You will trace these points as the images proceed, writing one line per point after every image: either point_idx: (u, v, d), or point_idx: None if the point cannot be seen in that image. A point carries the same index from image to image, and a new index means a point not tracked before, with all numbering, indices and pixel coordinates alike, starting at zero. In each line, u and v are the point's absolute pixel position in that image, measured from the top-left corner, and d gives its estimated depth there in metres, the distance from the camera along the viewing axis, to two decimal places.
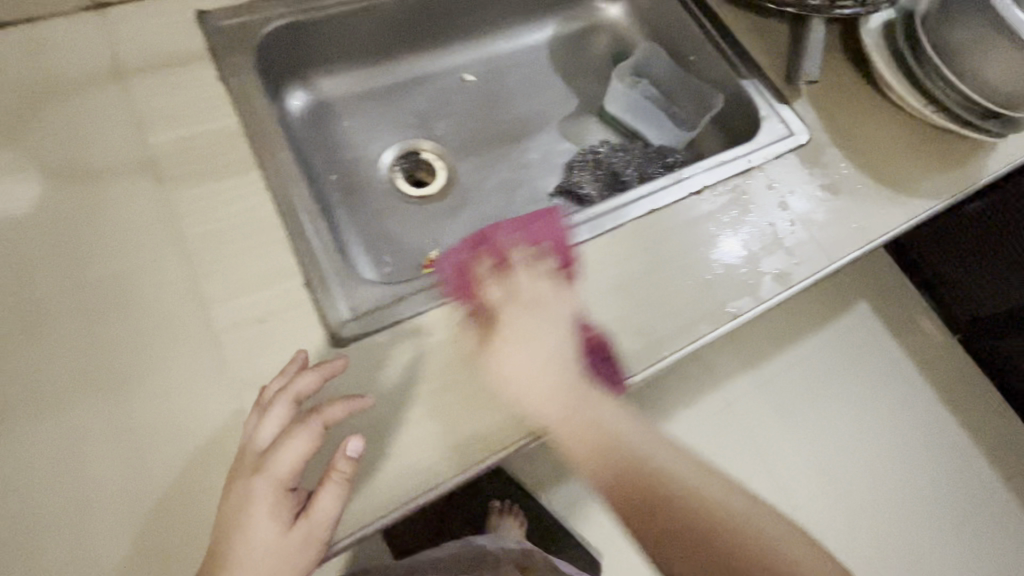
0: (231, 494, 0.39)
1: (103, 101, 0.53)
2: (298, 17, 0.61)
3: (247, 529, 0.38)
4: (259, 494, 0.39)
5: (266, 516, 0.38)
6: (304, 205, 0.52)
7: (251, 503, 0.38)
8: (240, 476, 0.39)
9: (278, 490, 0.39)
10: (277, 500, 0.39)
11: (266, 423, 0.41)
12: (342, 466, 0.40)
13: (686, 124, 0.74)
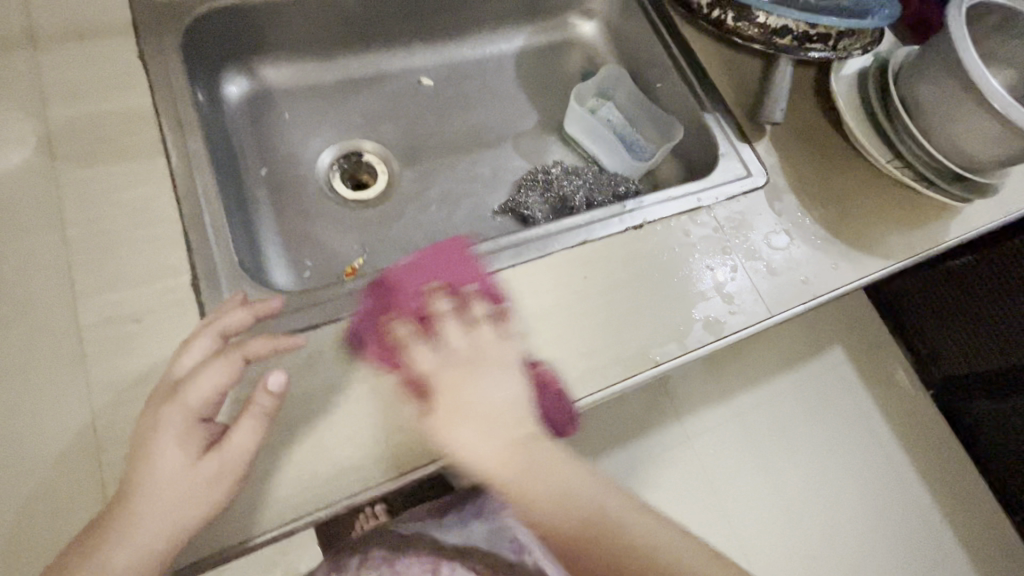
0: (145, 422, 0.38)
1: (5, 66, 0.49)
2: (239, 0, 0.58)
3: (154, 453, 0.37)
4: (174, 419, 0.37)
5: (180, 442, 0.37)
6: (207, 199, 0.49)
7: (156, 427, 0.37)
8: (158, 403, 0.38)
9: (189, 419, 0.38)
10: (189, 427, 0.37)
11: (188, 354, 0.40)
12: (261, 399, 0.39)
13: (643, 153, 0.73)
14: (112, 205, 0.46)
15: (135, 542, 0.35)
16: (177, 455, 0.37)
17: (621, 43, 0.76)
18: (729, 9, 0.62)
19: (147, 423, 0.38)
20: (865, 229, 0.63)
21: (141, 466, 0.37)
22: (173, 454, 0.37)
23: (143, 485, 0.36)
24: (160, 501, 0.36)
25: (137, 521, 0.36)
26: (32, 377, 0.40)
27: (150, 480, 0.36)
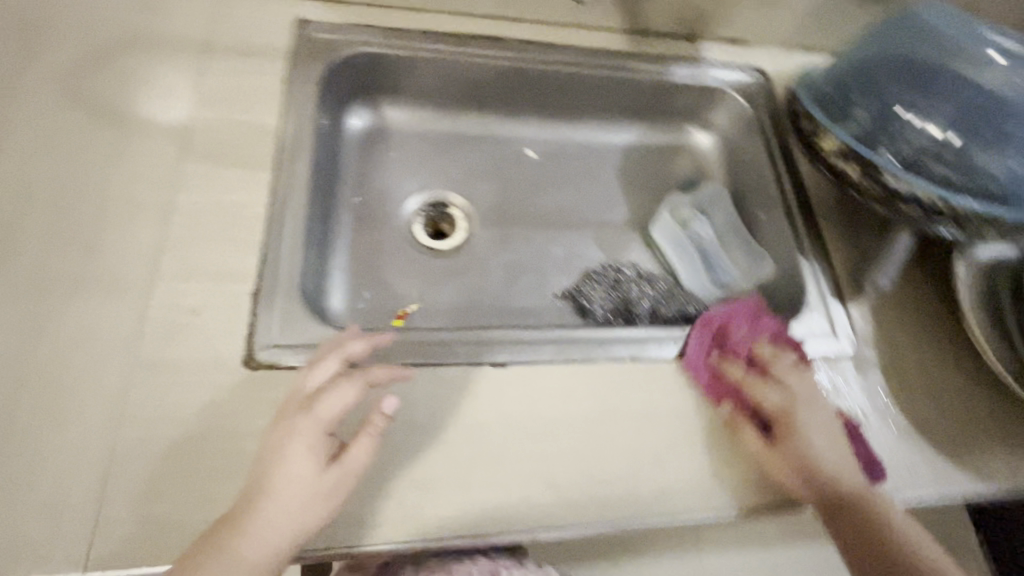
0: (277, 430, 0.41)
1: (177, 65, 0.57)
2: (384, 49, 0.64)
3: (286, 459, 0.39)
4: (304, 427, 0.40)
5: (310, 450, 0.40)
6: (295, 217, 0.52)
7: (288, 434, 0.40)
8: (292, 414, 0.41)
9: (320, 430, 0.40)
10: (318, 437, 0.40)
11: (315, 373, 0.44)
12: (377, 420, 0.42)
13: (725, 274, 0.67)
14: (214, 204, 0.51)
15: (254, 541, 0.37)
16: (307, 463, 0.39)
17: (732, 163, 0.75)
18: (857, 163, 0.58)
19: (278, 431, 0.41)
20: (962, 432, 0.55)
21: (274, 472, 0.39)
22: (301, 462, 0.39)
23: (273, 487, 0.38)
24: (286, 501, 0.38)
25: (260, 520, 0.37)
26: (92, 341, 0.44)
27: (279, 485, 0.38)
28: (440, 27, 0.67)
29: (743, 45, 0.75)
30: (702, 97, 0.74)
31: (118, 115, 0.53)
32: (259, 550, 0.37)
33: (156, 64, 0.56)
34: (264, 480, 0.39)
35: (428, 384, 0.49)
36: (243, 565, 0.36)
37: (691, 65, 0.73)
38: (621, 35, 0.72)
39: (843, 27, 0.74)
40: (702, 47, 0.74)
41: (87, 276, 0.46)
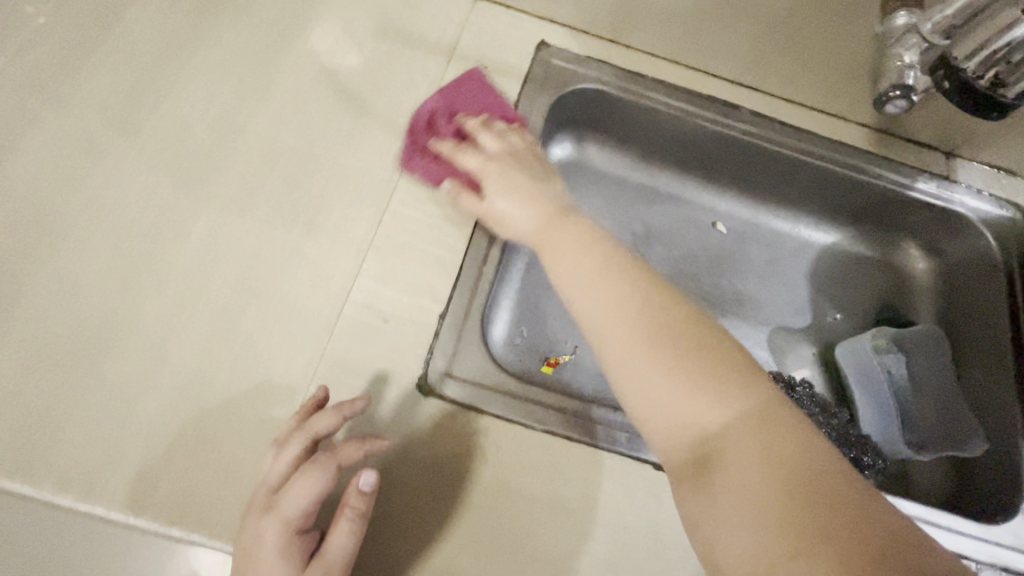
0: (240, 539, 0.38)
1: (421, 65, 0.58)
2: (615, 91, 0.61)
3: (261, 565, 0.37)
4: (270, 534, 0.37)
5: (280, 562, 0.37)
6: (494, 245, 0.51)
7: (254, 539, 0.37)
8: (253, 515, 0.38)
9: (287, 537, 0.37)
10: (288, 537, 0.37)
11: (280, 461, 0.39)
12: (354, 501, 0.38)
13: (916, 431, 0.59)
14: (424, 212, 0.51)
15: None
16: (283, 567, 0.37)
17: (951, 304, 0.65)
18: None
19: (245, 538, 0.38)
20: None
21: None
22: (271, 564, 0.37)
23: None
24: None
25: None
26: (292, 320, 0.45)
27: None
28: (676, 80, 0.63)
29: (1008, 176, 0.65)
30: (940, 222, 0.65)
31: (359, 103, 0.55)
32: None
33: (403, 60, 0.58)
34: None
35: (582, 462, 0.46)
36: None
37: (939, 184, 0.63)
38: (868, 130, 0.64)
39: None
40: (957, 167, 0.65)
41: (302, 255, 0.48)
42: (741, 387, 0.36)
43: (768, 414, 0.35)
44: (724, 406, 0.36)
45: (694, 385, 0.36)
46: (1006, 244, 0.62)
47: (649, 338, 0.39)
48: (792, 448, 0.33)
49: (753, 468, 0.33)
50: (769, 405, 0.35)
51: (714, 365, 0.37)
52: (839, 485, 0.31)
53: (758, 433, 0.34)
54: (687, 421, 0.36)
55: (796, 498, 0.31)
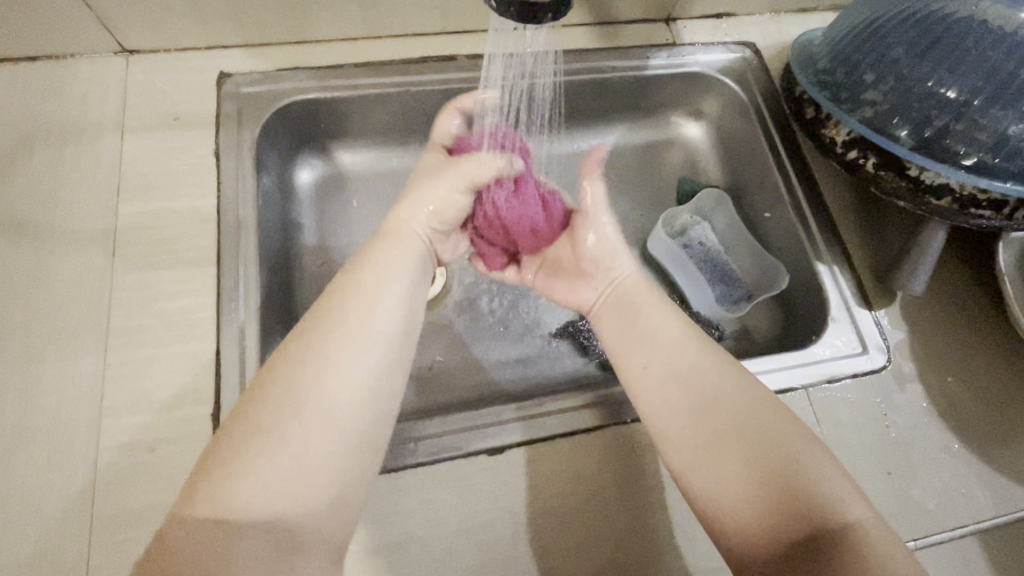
0: (319, 337, 0.34)
1: (95, 154, 0.51)
2: (319, 93, 0.56)
3: (346, 368, 0.33)
4: (358, 331, 0.35)
5: (365, 346, 0.34)
6: (247, 312, 0.47)
7: (328, 342, 0.34)
8: (342, 301, 0.35)
9: (375, 339, 0.35)
10: (374, 339, 0.35)
11: (371, 272, 0.38)
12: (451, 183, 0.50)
13: (738, 287, 0.62)
14: (156, 314, 0.46)
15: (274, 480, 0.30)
16: (368, 366, 0.34)
17: (728, 157, 0.67)
18: (873, 154, 0.51)
19: (326, 338, 0.34)
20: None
21: (314, 388, 0.32)
22: (359, 359, 0.34)
23: (308, 416, 0.32)
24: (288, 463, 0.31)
25: (261, 485, 0.30)
26: (40, 503, 0.39)
27: (331, 419, 0.32)
28: (383, 56, 0.59)
29: (728, 19, 0.66)
30: (689, 86, 0.65)
31: (35, 226, 0.47)
32: (265, 505, 0.30)
33: (69, 156, 0.50)
34: (291, 398, 0.32)
35: (420, 488, 0.44)
36: (248, 523, 0.29)
37: (671, 53, 0.63)
38: (588, 28, 0.63)
39: None
40: (682, 29, 0.65)
41: (28, 426, 0.41)
42: (720, 392, 0.36)
43: (716, 415, 0.35)
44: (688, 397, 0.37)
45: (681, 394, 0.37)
46: (747, 84, 0.63)
47: (712, 414, 0.35)
48: (733, 440, 0.34)
49: (711, 432, 0.35)
50: (729, 399, 0.36)
51: (700, 389, 0.37)
52: (790, 468, 0.33)
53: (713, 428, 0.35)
54: (666, 399, 0.38)
55: (753, 476, 0.33)
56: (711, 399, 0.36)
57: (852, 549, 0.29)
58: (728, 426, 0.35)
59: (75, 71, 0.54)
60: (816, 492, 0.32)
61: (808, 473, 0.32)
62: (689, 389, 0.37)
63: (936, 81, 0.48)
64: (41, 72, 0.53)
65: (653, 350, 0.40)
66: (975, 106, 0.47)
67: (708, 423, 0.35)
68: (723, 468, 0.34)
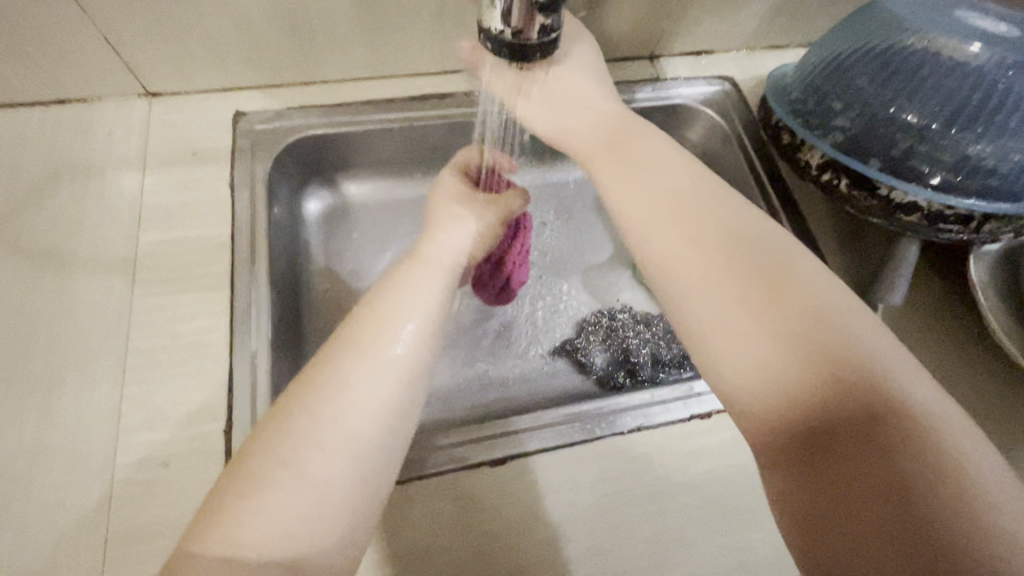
0: (341, 368, 0.36)
1: (118, 187, 0.55)
2: (328, 128, 0.60)
3: (360, 393, 0.35)
4: (371, 362, 0.36)
5: (383, 373, 0.36)
6: (259, 332, 0.49)
7: (344, 371, 0.36)
8: (361, 332, 0.38)
9: (393, 365, 0.37)
10: (398, 370, 0.37)
11: (392, 303, 0.40)
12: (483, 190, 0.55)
13: None
14: (172, 335, 0.48)
15: (288, 510, 0.31)
16: (383, 394, 0.35)
17: None
18: (845, 175, 0.54)
19: (346, 368, 0.36)
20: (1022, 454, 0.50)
21: (335, 413, 0.34)
22: (375, 388, 0.35)
23: (315, 441, 0.33)
24: (303, 491, 0.31)
25: (269, 515, 0.30)
26: (56, 517, 0.41)
27: (339, 444, 0.33)
28: (387, 94, 0.63)
29: (707, 56, 0.71)
30: (673, 117, 0.70)
31: (61, 254, 0.50)
32: (275, 534, 0.30)
33: (93, 190, 0.54)
34: (300, 431, 0.33)
35: (424, 501, 0.45)
36: (255, 561, 0.29)
37: (655, 87, 0.68)
38: None
39: (806, 21, 0.70)
40: (664, 66, 0.70)
41: (47, 443, 0.43)
42: (817, 313, 0.33)
43: (810, 336, 0.32)
44: (772, 323, 0.34)
45: (774, 306, 0.34)
46: (727, 115, 0.68)
47: (802, 333, 0.33)
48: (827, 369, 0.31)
49: (794, 351, 0.32)
50: (829, 329, 0.33)
51: (793, 307, 0.34)
52: (888, 411, 0.29)
53: (802, 349, 0.32)
54: (745, 310, 0.35)
55: (832, 405, 0.30)
56: (812, 322, 0.33)
57: (942, 492, 0.27)
58: (826, 353, 0.32)
59: (101, 113, 0.58)
60: (910, 434, 0.28)
61: (916, 415, 0.29)
62: (784, 310, 0.34)
63: (896, 107, 0.52)
64: (70, 113, 0.57)
65: (734, 262, 0.37)
66: (934, 128, 0.51)
67: (805, 339, 0.32)
68: (810, 391, 0.31)
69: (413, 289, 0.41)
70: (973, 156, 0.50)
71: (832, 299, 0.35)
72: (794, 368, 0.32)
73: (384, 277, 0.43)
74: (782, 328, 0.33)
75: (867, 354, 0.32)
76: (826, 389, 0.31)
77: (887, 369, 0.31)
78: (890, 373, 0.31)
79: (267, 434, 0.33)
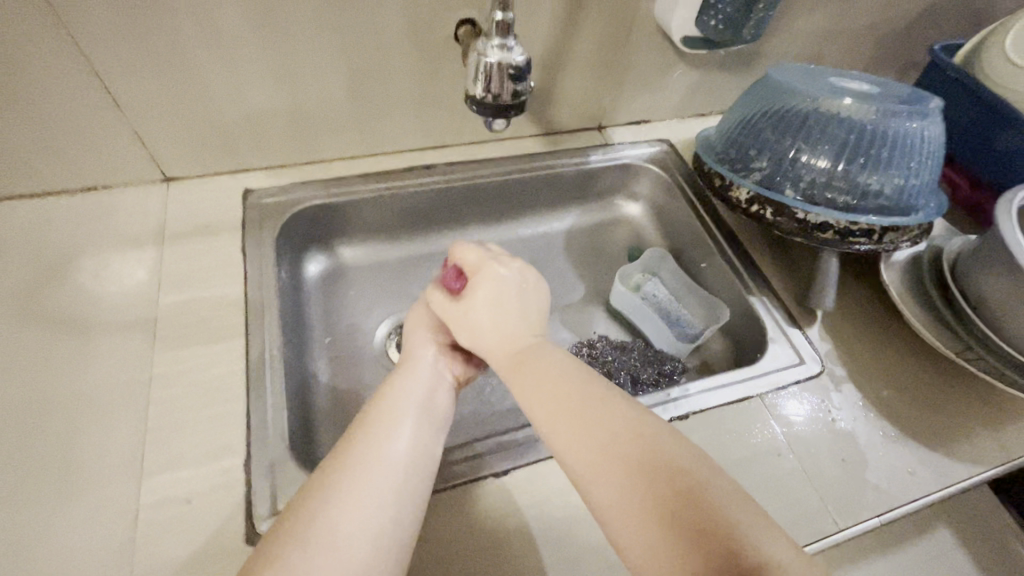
0: (341, 472, 0.41)
1: (137, 259, 0.60)
2: (328, 199, 0.69)
3: (359, 492, 0.40)
4: (371, 460, 0.42)
5: (385, 473, 0.42)
6: (273, 375, 0.53)
7: (342, 476, 0.41)
8: (365, 430, 0.44)
9: (396, 463, 0.42)
10: (397, 464, 0.42)
11: (385, 406, 0.47)
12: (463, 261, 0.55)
13: (692, 326, 0.72)
14: (192, 384, 0.52)
15: None
16: (381, 493, 0.41)
17: (664, 225, 0.82)
18: (768, 206, 0.64)
19: (346, 472, 0.41)
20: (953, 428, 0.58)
21: (337, 511, 0.39)
22: (367, 505, 0.40)
23: (323, 544, 0.37)
24: None
25: None
26: (81, 560, 0.42)
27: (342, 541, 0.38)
28: (377, 169, 0.73)
29: (645, 125, 0.85)
30: (624, 174, 0.82)
31: (84, 320, 0.55)
32: None
33: (115, 262, 0.59)
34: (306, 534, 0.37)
35: (437, 516, 0.48)
36: None
37: (606, 151, 0.80)
38: (539, 138, 0.80)
39: (720, 93, 0.86)
40: (611, 134, 0.83)
41: (71, 491, 0.45)
42: (642, 440, 0.38)
43: (640, 462, 0.37)
44: (608, 456, 0.38)
45: (606, 443, 0.38)
46: (668, 169, 0.80)
47: (628, 465, 0.37)
48: (659, 493, 0.35)
49: (623, 481, 0.36)
50: (652, 452, 0.37)
51: (617, 439, 0.38)
52: (714, 527, 0.33)
53: (627, 479, 0.36)
54: (578, 450, 0.39)
55: (660, 521, 0.34)
56: (637, 446, 0.38)
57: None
58: (652, 474, 0.36)
59: (122, 197, 0.65)
60: (735, 543, 0.32)
61: (734, 528, 0.33)
62: (616, 439, 0.38)
63: (795, 150, 0.65)
64: (94, 199, 0.64)
65: (566, 400, 0.42)
66: (827, 164, 0.63)
67: (636, 471, 0.36)
68: (645, 519, 0.35)
69: (404, 394, 0.48)
70: (862, 185, 0.63)
71: (652, 426, 0.39)
72: (631, 499, 0.36)
73: (381, 386, 0.50)
74: (605, 456, 0.38)
75: (684, 472, 0.36)
76: (658, 516, 0.34)
77: (704, 483, 0.36)
78: (706, 488, 0.35)
79: (290, 529, 0.38)
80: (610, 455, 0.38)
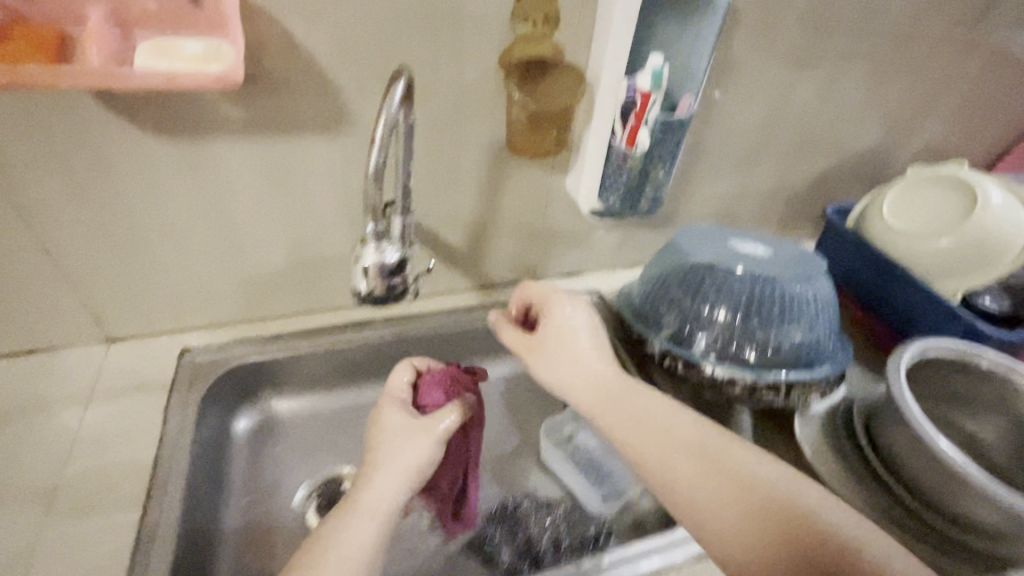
0: None
1: (60, 423, 0.62)
2: (260, 357, 0.72)
3: None
4: None
5: None
6: (161, 553, 0.51)
7: None
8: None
9: None
10: None
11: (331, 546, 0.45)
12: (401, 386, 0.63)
13: (620, 482, 0.70)
14: (72, 565, 0.51)
15: None
16: None
17: None
18: (679, 359, 0.67)
19: None
20: None
21: None
22: None
23: None
24: None
25: None
26: None
27: None
28: (314, 325, 0.77)
29: (576, 276, 0.91)
30: None
31: None
32: None
33: (35, 427, 0.61)
34: None
35: None
36: None
37: None
38: (474, 291, 0.86)
39: (646, 246, 0.93)
40: None
41: None
42: (745, 481, 0.46)
43: (761, 509, 0.44)
44: (734, 498, 0.45)
45: (713, 485, 0.46)
46: (596, 319, 0.85)
47: (751, 509, 0.44)
48: (771, 516, 0.43)
49: (748, 524, 0.43)
50: (756, 493, 0.45)
51: (720, 471, 0.46)
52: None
53: (751, 513, 0.44)
54: (701, 494, 0.46)
55: (788, 550, 0.41)
56: (744, 490, 0.45)
57: None
58: (781, 517, 0.43)
59: (61, 359, 0.68)
60: None
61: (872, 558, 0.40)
62: (722, 477, 0.46)
63: (699, 306, 0.69)
64: (34, 362, 0.67)
65: (677, 463, 0.48)
66: (729, 320, 0.67)
67: (757, 512, 0.44)
68: (798, 554, 0.41)
69: (351, 532, 0.46)
70: (764, 340, 0.66)
71: (748, 465, 0.47)
72: (747, 530, 0.43)
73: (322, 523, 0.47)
74: (715, 500, 0.45)
75: (794, 506, 0.44)
76: (794, 554, 0.41)
77: (822, 520, 0.42)
78: (826, 527, 0.42)
79: None
80: (731, 510, 0.44)
